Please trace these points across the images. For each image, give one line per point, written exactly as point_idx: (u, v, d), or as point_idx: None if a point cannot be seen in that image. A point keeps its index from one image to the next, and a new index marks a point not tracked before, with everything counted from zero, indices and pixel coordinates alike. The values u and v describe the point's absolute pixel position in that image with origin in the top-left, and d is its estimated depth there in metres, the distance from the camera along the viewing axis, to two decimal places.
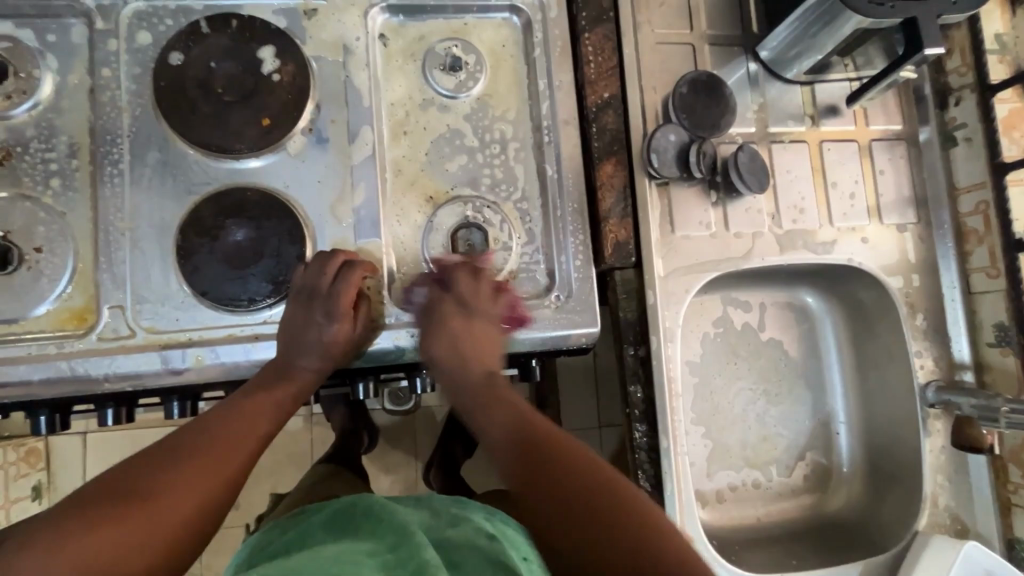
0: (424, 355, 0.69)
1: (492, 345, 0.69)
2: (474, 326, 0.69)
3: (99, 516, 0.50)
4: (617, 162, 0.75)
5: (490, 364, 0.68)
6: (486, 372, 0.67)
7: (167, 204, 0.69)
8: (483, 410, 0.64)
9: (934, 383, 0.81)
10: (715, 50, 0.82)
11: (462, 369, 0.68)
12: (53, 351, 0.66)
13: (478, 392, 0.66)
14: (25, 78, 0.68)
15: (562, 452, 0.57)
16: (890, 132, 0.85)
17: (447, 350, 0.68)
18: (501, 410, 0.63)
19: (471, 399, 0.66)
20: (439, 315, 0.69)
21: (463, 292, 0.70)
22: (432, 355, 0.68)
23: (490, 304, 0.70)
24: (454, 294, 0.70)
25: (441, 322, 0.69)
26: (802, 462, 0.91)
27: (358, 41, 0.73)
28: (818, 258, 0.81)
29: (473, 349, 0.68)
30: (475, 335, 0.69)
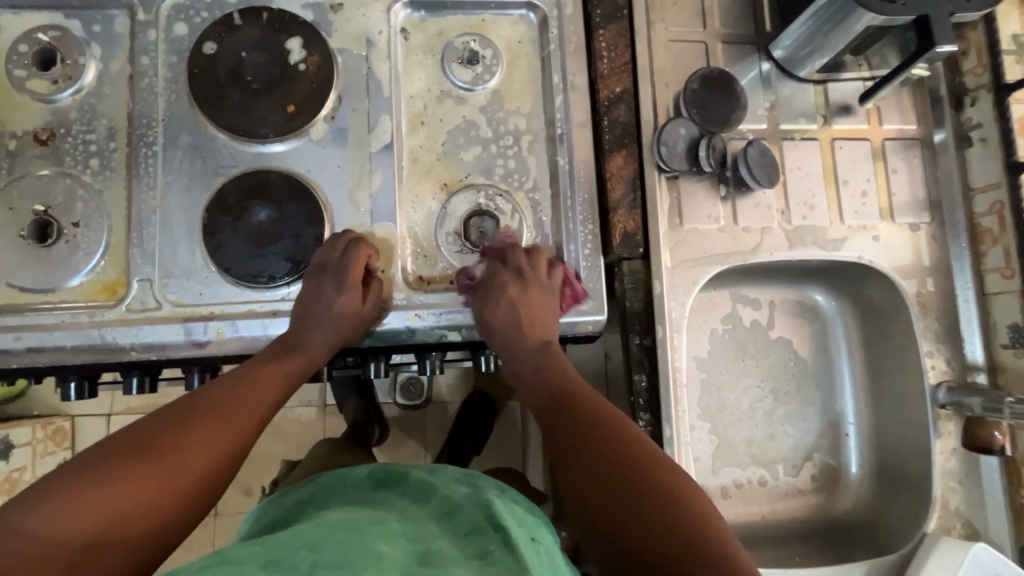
0: (479, 322, 0.71)
1: (550, 315, 0.71)
2: (536, 294, 0.70)
3: (117, 473, 0.50)
4: (628, 154, 0.77)
5: (548, 336, 0.70)
6: (542, 343, 0.69)
7: (196, 185, 0.73)
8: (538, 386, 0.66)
9: (946, 383, 0.80)
10: (728, 49, 0.83)
11: (517, 340, 0.69)
12: (84, 320, 0.69)
13: (540, 359, 0.68)
14: (71, 65, 0.73)
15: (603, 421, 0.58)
16: (904, 132, 0.85)
17: (505, 322, 0.70)
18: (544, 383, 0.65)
19: (530, 367, 0.68)
20: (497, 282, 0.71)
21: (522, 263, 0.72)
22: (487, 322, 0.70)
23: (546, 276, 0.72)
24: (512, 267, 0.72)
25: (500, 290, 0.71)
26: (809, 462, 0.90)
27: (381, 35, 0.77)
28: (828, 255, 0.81)
29: (532, 321, 0.70)
30: (534, 305, 0.70)
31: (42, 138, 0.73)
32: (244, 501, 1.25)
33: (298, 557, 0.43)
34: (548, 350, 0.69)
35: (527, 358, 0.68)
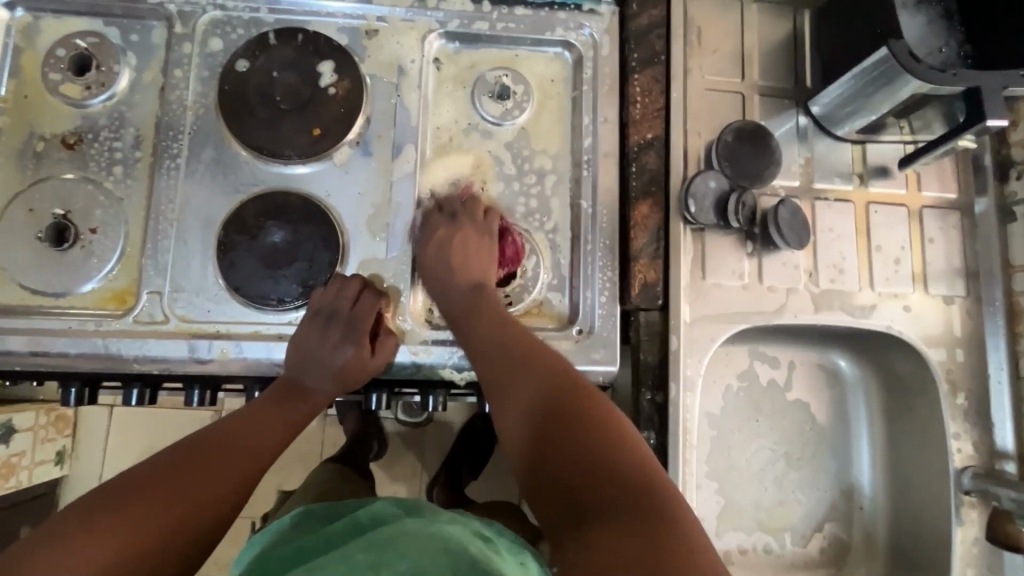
0: (420, 259, 0.71)
1: (485, 264, 0.71)
2: (469, 234, 0.71)
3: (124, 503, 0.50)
4: (654, 203, 0.75)
5: (481, 278, 0.70)
6: (473, 286, 0.69)
7: (216, 200, 0.72)
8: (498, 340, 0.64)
9: (972, 469, 0.76)
10: (765, 101, 0.81)
11: (448, 262, 0.70)
12: (91, 328, 0.69)
13: (468, 303, 0.69)
14: (105, 72, 0.73)
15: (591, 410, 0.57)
16: (943, 200, 0.82)
17: (436, 264, 0.70)
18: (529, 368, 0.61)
19: (464, 308, 0.68)
20: (429, 226, 0.72)
21: (456, 207, 0.73)
22: (422, 260, 0.71)
23: (479, 219, 0.72)
24: (447, 213, 0.73)
25: (444, 232, 0.71)
26: (819, 533, 0.86)
27: (413, 63, 0.76)
28: (855, 322, 0.78)
29: (463, 259, 0.70)
30: (465, 242, 0.70)
31: (69, 142, 0.73)
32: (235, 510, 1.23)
33: None
34: (483, 295, 0.69)
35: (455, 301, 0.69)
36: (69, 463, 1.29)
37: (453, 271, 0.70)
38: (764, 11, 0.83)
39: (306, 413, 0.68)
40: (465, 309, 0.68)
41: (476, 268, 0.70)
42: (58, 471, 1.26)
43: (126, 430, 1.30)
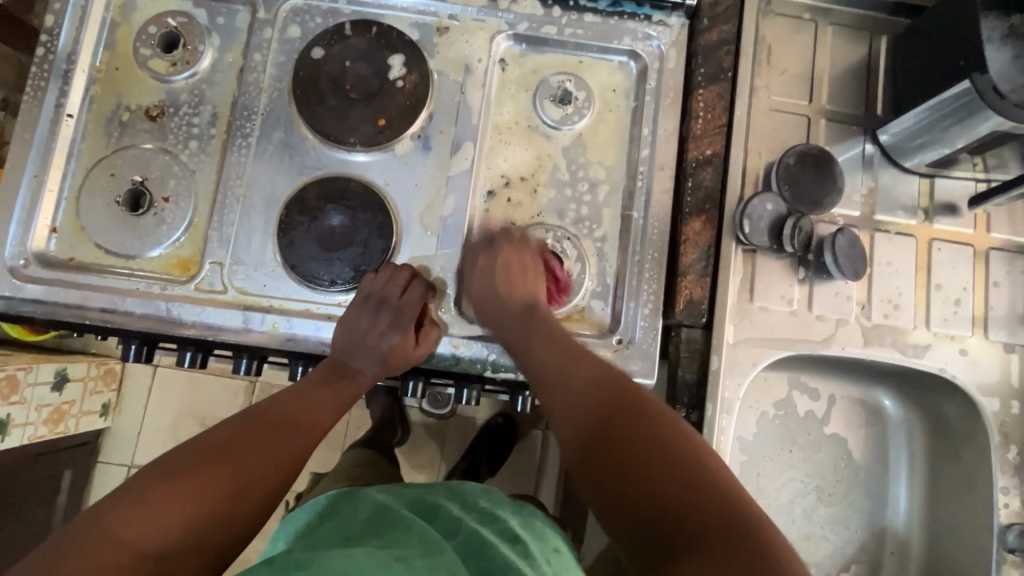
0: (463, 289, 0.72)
1: (535, 282, 0.71)
2: (513, 258, 0.70)
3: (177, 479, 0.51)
4: (707, 220, 0.74)
5: (534, 298, 0.69)
6: (526, 308, 0.68)
7: (280, 180, 0.75)
8: (558, 359, 0.62)
9: (1018, 527, 0.72)
10: (831, 126, 0.79)
11: (498, 293, 0.69)
12: (156, 291, 0.73)
13: (521, 325, 0.67)
14: (191, 51, 0.77)
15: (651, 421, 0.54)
16: (1012, 243, 0.78)
17: (483, 294, 0.70)
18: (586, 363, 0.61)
19: (529, 328, 0.67)
20: (474, 258, 0.73)
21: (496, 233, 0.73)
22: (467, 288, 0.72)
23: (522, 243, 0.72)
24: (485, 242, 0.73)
25: (487, 260, 0.71)
26: (844, 573, 0.83)
27: (480, 63, 0.78)
28: (906, 361, 0.75)
29: (511, 283, 0.69)
30: (510, 265, 0.70)
31: (153, 114, 0.77)
32: None
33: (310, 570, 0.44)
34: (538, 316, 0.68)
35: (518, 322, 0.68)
36: (114, 415, 1.36)
37: (502, 296, 0.69)
38: (838, 35, 0.81)
39: (352, 394, 0.69)
40: (517, 325, 0.68)
41: (523, 289, 0.69)
42: (102, 421, 1.33)
43: (168, 389, 1.37)
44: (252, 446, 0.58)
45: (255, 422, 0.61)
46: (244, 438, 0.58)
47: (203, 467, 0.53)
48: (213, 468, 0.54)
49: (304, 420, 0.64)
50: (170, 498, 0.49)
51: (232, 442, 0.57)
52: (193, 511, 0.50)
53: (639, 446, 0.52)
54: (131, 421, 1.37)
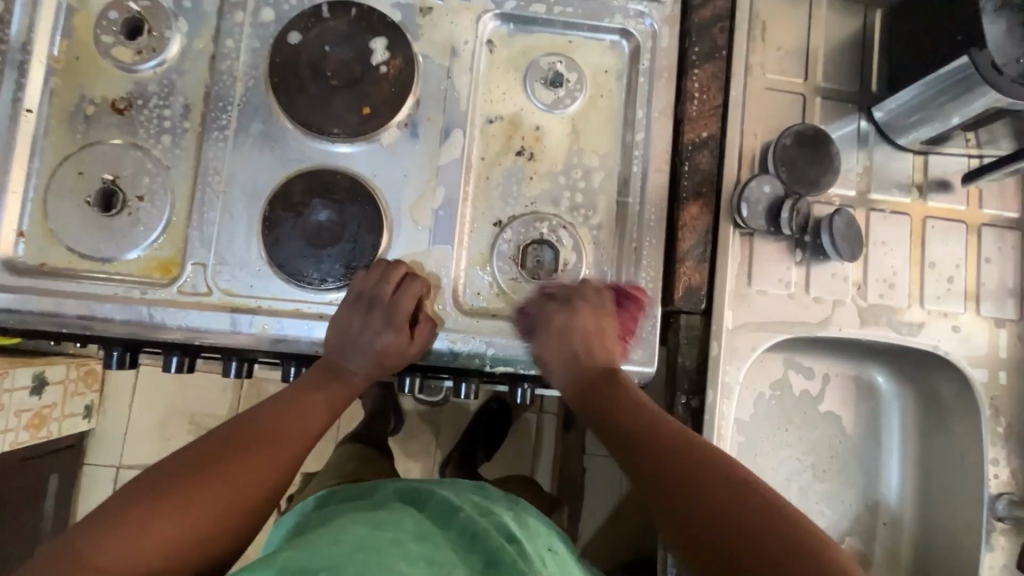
0: (535, 359, 0.70)
1: (608, 342, 0.70)
2: (589, 321, 0.69)
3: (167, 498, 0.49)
4: (704, 204, 0.73)
5: (609, 360, 0.69)
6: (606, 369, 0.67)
7: (261, 174, 0.72)
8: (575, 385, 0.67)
9: (1007, 496, 0.74)
10: (827, 104, 0.78)
11: (573, 349, 0.69)
12: (136, 295, 0.70)
13: (597, 386, 0.65)
14: (157, 37, 0.72)
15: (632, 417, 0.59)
16: (1003, 218, 0.79)
17: (557, 360, 0.69)
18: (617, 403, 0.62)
19: (588, 388, 0.65)
20: (545, 314, 0.70)
21: (566, 290, 0.71)
22: (542, 359, 0.69)
23: (597, 297, 0.70)
24: (556, 304, 0.70)
25: (546, 321, 0.70)
26: (839, 546, 0.85)
27: (466, 45, 0.74)
28: (900, 339, 0.76)
29: (591, 346, 0.69)
30: (587, 326, 0.69)
31: (120, 106, 0.73)
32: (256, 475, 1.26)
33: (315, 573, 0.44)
34: (615, 377, 0.66)
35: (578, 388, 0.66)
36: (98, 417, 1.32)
37: (579, 357, 0.68)
38: (832, 8, 0.79)
39: (346, 396, 0.67)
40: (590, 383, 0.66)
41: (600, 349, 0.69)
42: (86, 424, 1.29)
43: (154, 389, 1.33)
44: (239, 463, 0.54)
45: (250, 432, 0.58)
46: (231, 455, 0.55)
47: (181, 492, 0.50)
48: (195, 492, 0.51)
49: (293, 429, 0.60)
50: (145, 525, 0.47)
51: (218, 459, 0.54)
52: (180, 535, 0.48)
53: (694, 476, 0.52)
54: (116, 421, 1.33)
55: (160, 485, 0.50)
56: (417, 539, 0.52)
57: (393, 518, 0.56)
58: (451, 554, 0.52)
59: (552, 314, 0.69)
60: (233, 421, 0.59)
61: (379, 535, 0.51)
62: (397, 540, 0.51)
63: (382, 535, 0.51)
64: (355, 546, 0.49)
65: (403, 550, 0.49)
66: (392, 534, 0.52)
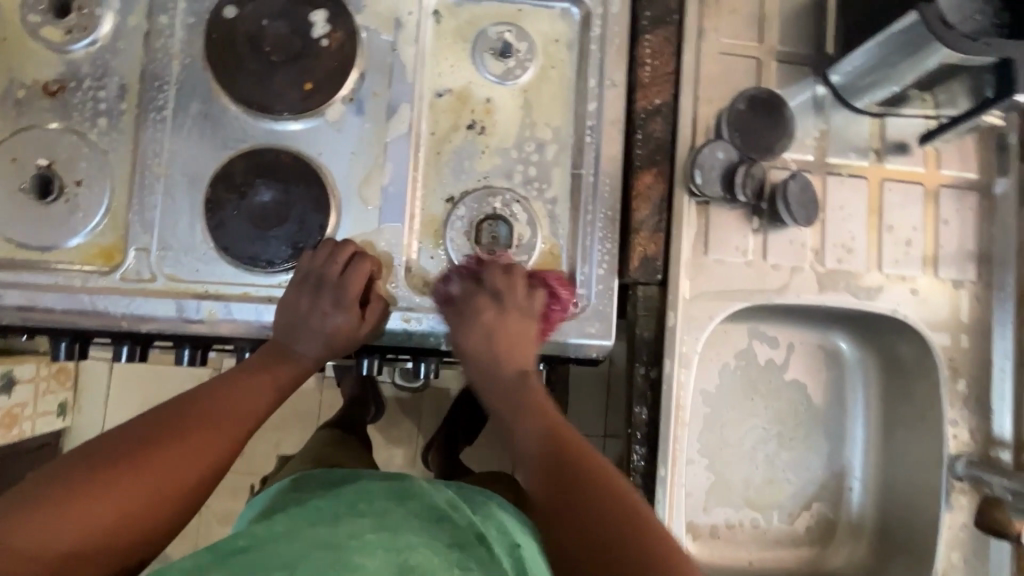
0: (456, 348, 0.69)
1: (528, 347, 0.69)
2: (510, 322, 0.68)
3: (97, 482, 0.49)
4: (658, 173, 0.73)
5: (525, 365, 0.68)
6: (521, 373, 0.67)
7: (203, 156, 0.70)
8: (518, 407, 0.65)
9: (966, 456, 0.75)
10: (782, 68, 0.77)
11: (493, 351, 0.68)
12: (78, 284, 0.68)
13: (515, 396, 0.66)
14: (87, 15, 0.70)
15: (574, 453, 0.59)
16: (962, 180, 0.78)
17: (477, 353, 0.68)
18: (535, 419, 0.63)
19: (507, 397, 0.66)
20: (472, 305, 0.68)
21: (497, 281, 0.68)
22: (462, 348, 0.68)
23: (524, 297, 0.69)
24: (484, 287, 0.68)
25: (470, 314, 0.68)
26: (806, 512, 0.86)
27: (411, 16, 0.72)
28: (859, 304, 0.76)
29: (506, 345, 0.68)
30: (511, 330, 0.68)
31: (53, 89, 0.70)
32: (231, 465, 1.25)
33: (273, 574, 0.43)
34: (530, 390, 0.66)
35: (505, 397, 0.66)
36: (72, 414, 1.29)
37: (498, 358, 0.68)
38: None
39: (296, 378, 0.66)
40: (511, 396, 0.66)
41: (519, 353, 0.68)
42: (60, 421, 1.26)
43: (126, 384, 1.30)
44: (170, 446, 0.53)
45: (192, 414, 0.57)
46: (162, 438, 0.53)
47: (106, 475, 0.50)
48: (121, 476, 0.50)
49: (234, 411, 0.59)
50: (63, 508, 0.47)
51: (148, 441, 0.53)
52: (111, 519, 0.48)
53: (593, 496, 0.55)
54: (92, 420, 1.30)
55: (84, 468, 0.50)
56: (378, 529, 0.51)
57: (360, 508, 0.55)
58: (416, 535, 0.50)
59: (473, 298, 0.68)
60: (172, 402, 0.58)
61: (338, 531, 0.50)
62: (356, 533, 0.50)
63: (339, 530, 0.50)
64: (311, 545, 0.48)
65: (362, 542, 0.48)
66: (351, 528, 0.51)
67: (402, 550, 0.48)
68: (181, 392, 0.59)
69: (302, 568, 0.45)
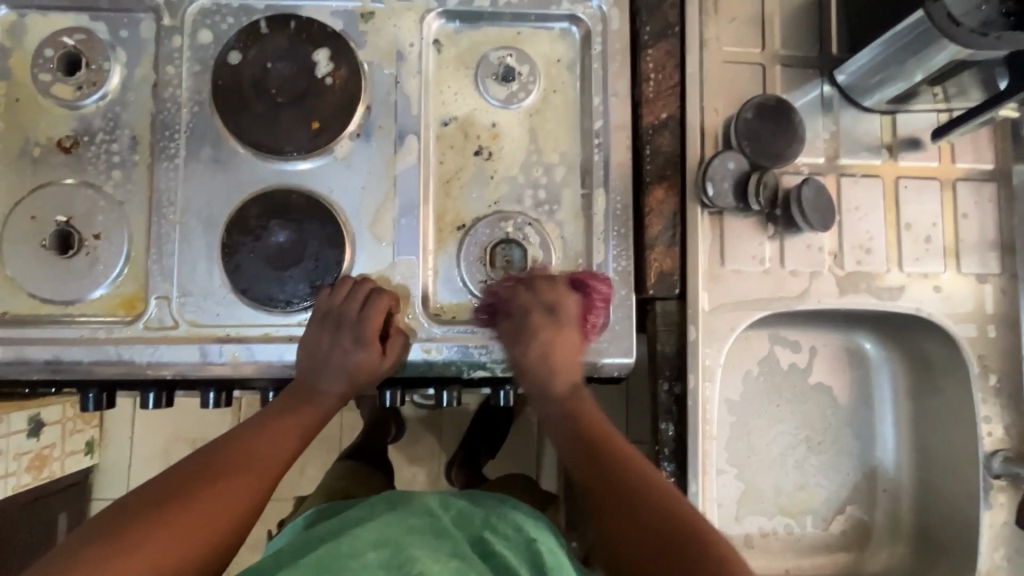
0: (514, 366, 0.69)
1: (571, 347, 0.68)
2: (545, 326, 0.68)
3: (137, 531, 0.49)
4: (670, 186, 0.72)
5: (576, 379, 0.68)
6: (571, 388, 0.68)
7: (216, 201, 0.71)
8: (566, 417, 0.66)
9: (1002, 453, 0.74)
10: (787, 72, 0.76)
11: (546, 365, 0.68)
12: (102, 335, 0.69)
13: (565, 409, 0.67)
14: (96, 70, 0.71)
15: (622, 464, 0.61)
16: (979, 171, 0.77)
17: (534, 367, 0.68)
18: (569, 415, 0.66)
19: (560, 413, 0.67)
20: (526, 326, 0.68)
21: (529, 298, 0.69)
22: (521, 364, 0.68)
23: (568, 301, 0.69)
24: (533, 305, 0.69)
25: (528, 334, 0.68)
26: (840, 516, 0.85)
27: (412, 47, 0.72)
28: (882, 305, 0.74)
29: (557, 362, 0.68)
30: (554, 342, 0.68)
31: (66, 145, 0.71)
32: None
33: None
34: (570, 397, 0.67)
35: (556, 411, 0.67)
36: (100, 452, 1.31)
37: (550, 375, 0.68)
38: None
39: (320, 417, 0.66)
40: (562, 404, 0.67)
41: (568, 368, 0.68)
42: (89, 459, 1.28)
43: (151, 421, 1.30)
44: (206, 494, 0.54)
45: (224, 460, 0.57)
46: (196, 487, 0.54)
47: (145, 527, 0.50)
48: (162, 527, 0.50)
49: (265, 454, 0.60)
50: (104, 563, 0.47)
51: (182, 491, 0.53)
52: (155, 566, 0.48)
53: (648, 517, 0.57)
54: (121, 459, 1.31)
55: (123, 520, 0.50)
56: (378, 547, 0.52)
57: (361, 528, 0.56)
58: (414, 550, 0.52)
59: (531, 321, 0.68)
60: (202, 451, 0.58)
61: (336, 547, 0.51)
62: (356, 551, 0.51)
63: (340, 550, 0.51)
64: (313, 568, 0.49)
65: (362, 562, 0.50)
66: (353, 547, 0.52)
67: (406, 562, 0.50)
68: (213, 439, 0.60)
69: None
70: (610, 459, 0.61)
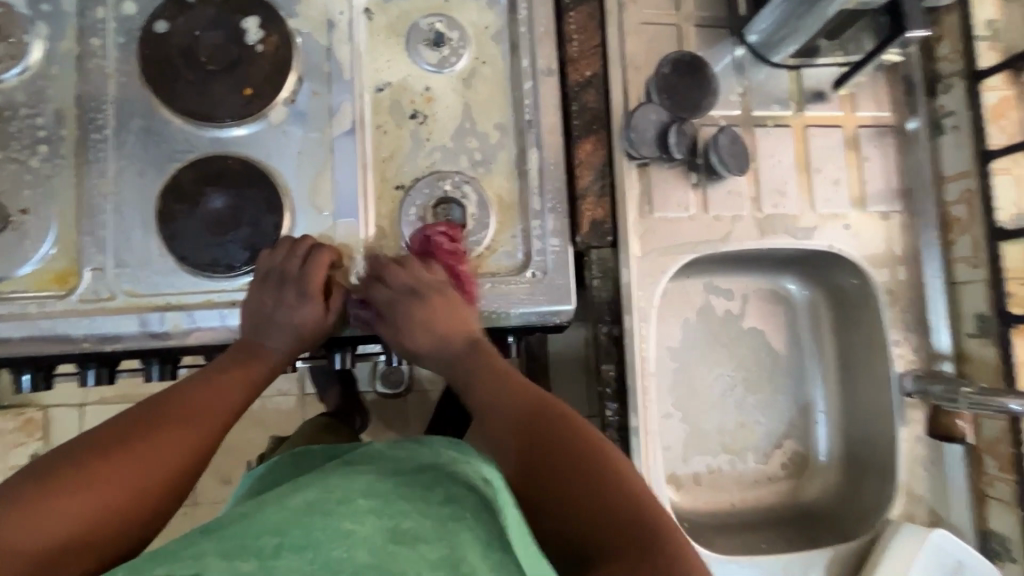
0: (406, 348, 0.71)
1: (458, 313, 0.70)
2: (435, 301, 0.70)
3: (79, 476, 0.50)
4: (597, 141, 0.76)
5: (471, 335, 0.70)
6: (469, 341, 0.69)
7: (150, 170, 0.70)
8: (504, 399, 0.63)
9: (912, 372, 0.81)
10: (701, 33, 0.81)
11: (440, 344, 0.70)
12: (34, 310, 0.67)
13: (464, 365, 0.68)
14: (15, 44, 0.70)
15: (563, 425, 0.60)
16: (878, 119, 0.84)
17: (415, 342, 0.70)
18: (495, 382, 0.65)
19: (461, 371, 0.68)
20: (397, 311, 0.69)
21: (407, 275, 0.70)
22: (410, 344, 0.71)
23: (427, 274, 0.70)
24: (401, 291, 0.69)
25: (404, 317, 0.70)
26: (779, 450, 0.90)
27: (342, 15, 0.74)
28: (798, 244, 0.81)
29: (439, 328, 0.70)
30: (432, 313, 0.70)
31: None
32: (219, 488, 1.24)
33: (260, 541, 0.42)
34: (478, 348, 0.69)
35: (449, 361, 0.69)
36: None
37: (443, 334, 0.69)
38: None
39: (266, 373, 0.66)
40: (465, 368, 0.68)
41: (454, 327, 0.70)
42: None
43: None
44: (153, 437, 0.54)
45: (167, 409, 0.57)
46: (143, 432, 0.54)
47: (92, 467, 0.50)
48: (108, 467, 0.51)
49: (210, 406, 0.60)
50: (44, 504, 0.47)
51: (128, 439, 0.53)
52: (96, 509, 0.49)
53: (608, 490, 0.55)
54: None
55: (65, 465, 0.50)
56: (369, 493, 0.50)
57: (350, 475, 0.53)
58: (403, 503, 0.50)
59: (406, 310, 0.69)
60: (147, 401, 0.58)
61: (328, 494, 0.49)
62: (348, 496, 0.49)
63: (329, 494, 0.49)
64: (298, 509, 0.46)
65: (353, 505, 0.47)
66: (342, 492, 0.49)
67: (394, 516, 0.47)
68: (158, 390, 0.60)
69: (296, 532, 0.43)
70: (545, 415, 0.61)
